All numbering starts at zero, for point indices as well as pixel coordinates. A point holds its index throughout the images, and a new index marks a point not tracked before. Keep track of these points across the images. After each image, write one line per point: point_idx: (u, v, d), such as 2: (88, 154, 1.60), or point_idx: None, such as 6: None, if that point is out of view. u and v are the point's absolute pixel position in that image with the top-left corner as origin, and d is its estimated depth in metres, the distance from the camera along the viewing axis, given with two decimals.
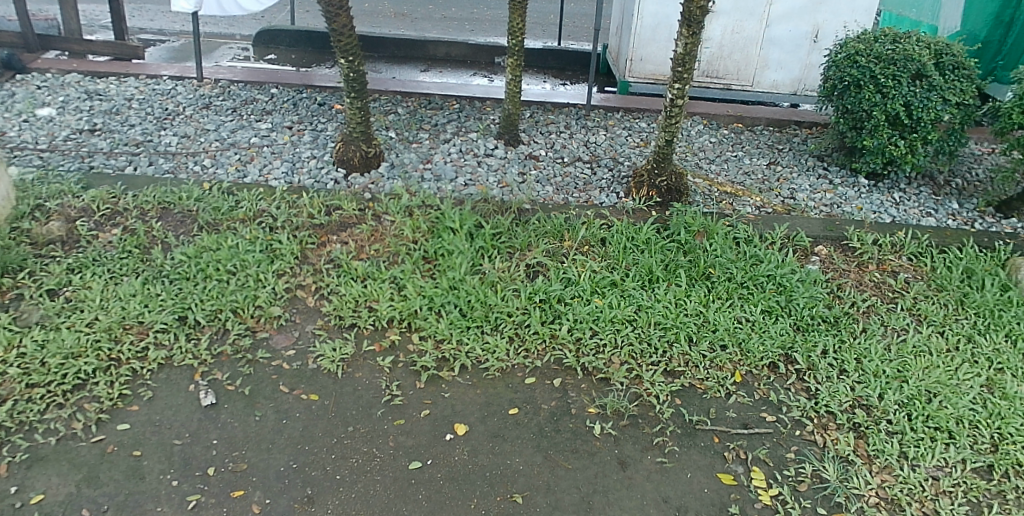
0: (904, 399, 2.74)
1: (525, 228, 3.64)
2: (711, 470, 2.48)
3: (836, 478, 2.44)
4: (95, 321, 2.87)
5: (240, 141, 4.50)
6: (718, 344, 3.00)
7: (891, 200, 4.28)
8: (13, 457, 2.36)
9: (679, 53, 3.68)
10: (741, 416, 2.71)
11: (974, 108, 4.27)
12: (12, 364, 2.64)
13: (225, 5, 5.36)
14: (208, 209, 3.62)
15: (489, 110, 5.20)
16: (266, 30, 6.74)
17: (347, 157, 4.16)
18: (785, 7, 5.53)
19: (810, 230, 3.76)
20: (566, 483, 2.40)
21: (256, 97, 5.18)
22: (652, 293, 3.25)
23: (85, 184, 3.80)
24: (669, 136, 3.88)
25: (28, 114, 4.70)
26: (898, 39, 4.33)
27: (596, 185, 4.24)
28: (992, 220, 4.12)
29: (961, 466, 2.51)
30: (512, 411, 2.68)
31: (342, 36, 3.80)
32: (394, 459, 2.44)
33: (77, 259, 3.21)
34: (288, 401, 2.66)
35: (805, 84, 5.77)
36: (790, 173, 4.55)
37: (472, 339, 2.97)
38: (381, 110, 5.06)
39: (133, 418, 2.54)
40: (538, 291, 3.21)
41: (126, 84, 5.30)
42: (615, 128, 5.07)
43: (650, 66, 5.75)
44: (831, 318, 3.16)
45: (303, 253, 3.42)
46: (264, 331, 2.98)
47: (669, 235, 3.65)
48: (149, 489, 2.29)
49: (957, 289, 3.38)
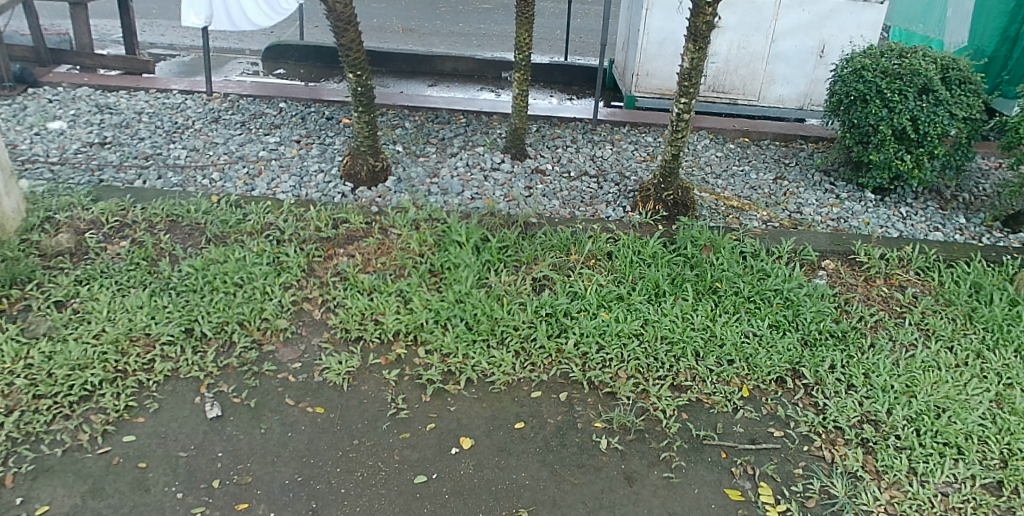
0: (913, 414, 2.71)
1: (531, 242, 3.64)
2: (717, 485, 2.46)
3: (844, 494, 2.42)
4: (102, 333, 2.88)
5: (248, 154, 4.53)
6: (725, 359, 2.98)
7: (898, 215, 4.27)
8: (19, 467, 2.36)
9: (685, 67, 3.70)
10: (748, 431, 2.69)
11: (981, 123, 4.27)
12: (19, 376, 2.65)
13: (236, 20, 5.38)
14: (216, 222, 3.64)
15: (496, 125, 5.22)
16: (275, 46, 6.83)
17: (354, 171, 4.19)
18: (791, 23, 5.56)
19: (817, 245, 3.76)
20: (573, 497, 2.38)
21: (265, 111, 5.21)
22: (659, 307, 3.24)
23: (95, 197, 3.83)
24: (675, 151, 3.90)
25: (39, 128, 4.75)
26: (904, 55, 4.34)
27: (602, 199, 4.25)
28: (999, 235, 4.10)
29: (971, 482, 2.48)
30: (517, 425, 2.67)
31: (350, 51, 3.84)
32: (400, 473, 2.43)
33: (85, 271, 3.22)
34: (293, 414, 2.66)
35: (812, 99, 5.78)
36: (797, 188, 4.54)
37: (478, 353, 2.96)
38: (388, 125, 5.10)
39: (138, 430, 2.54)
40: (544, 304, 3.21)
41: (136, 97, 5.35)
42: (621, 142, 5.08)
43: (656, 81, 5.79)
44: (839, 333, 3.14)
45: (310, 266, 3.43)
46: (270, 344, 2.98)
47: (675, 249, 3.65)
48: (154, 501, 2.28)
49: (966, 303, 3.36)
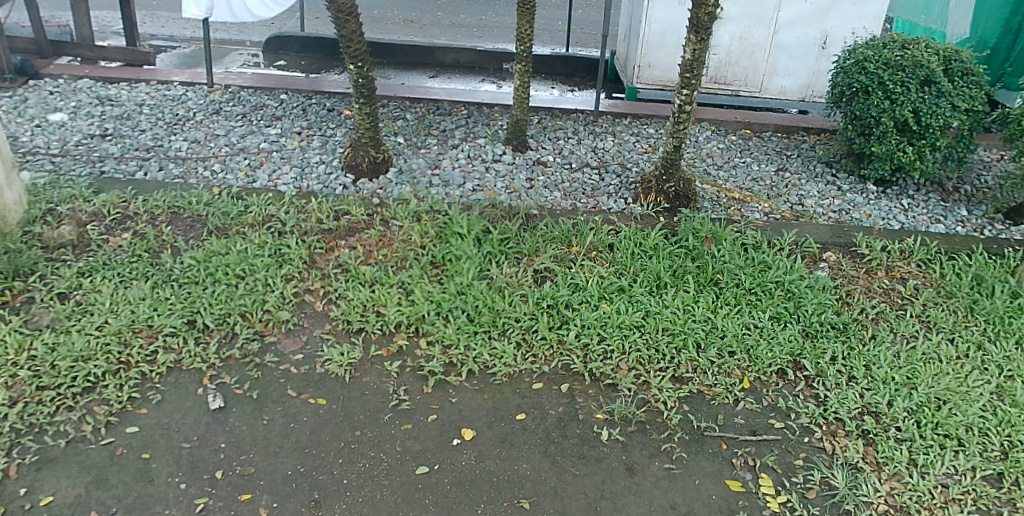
0: (914, 406, 2.72)
1: (532, 234, 3.64)
2: (718, 477, 2.47)
3: (844, 485, 2.43)
4: (105, 324, 2.89)
5: (250, 146, 4.53)
6: (726, 351, 2.99)
7: (900, 206, 4.27)
8: (23, 459, 2.37)
9: (686, 59, 3.69)
10: (749, 422, 2.70)
11: (983, 115, 4.26)
12: (22, 367, 2.66)
13: (236, 12, 5.40)
14: (218, 214, 3.64)
15: (498, 116, 5.21)
16: (275, 37, 6.82)
17: (355, 162, 4.18)
18: (793, 14, 5.54)
19: (819, 237, 3.75)
20: (574, 488, 2.39)
21: (266, 103, 5.21)
22: (661, 299, 3.25)
23: (97, 189, 3.83)
24: (678, 142, 3.89)
25: (40, 119, 4.74)
26: (907, 46, 4.33)
27: (604, 191, 4.24)
28: (1001, 227, 4.10)
29: (971, 473, 2.49)
30: (519, 416, 2.68)
31: (351, 43, 3.82)
32: (402, 464, 2.44)
33: (87, 263, 3.23)
34: (296, 406, 2.67)
35: (814, 90, 5.77)
36: (799, 179, 4.53)
37: (480, 345, 2.96)
38: (390, 116, 5.09)
39: (141, 421, 2.55)
40: (546, 297, 3.21)
41: (137, 89, 5.35)
42: (623, 134, 5.07)
43: (658, 72, 5.77)
44: (840, 325, 3.14)
45: (312, 258, 3.44)
46: (272, 335, 2.99)
47: (677, 241, 3.65)
48: (158, 492, 2.29)
49: (967, 296, 3.36)
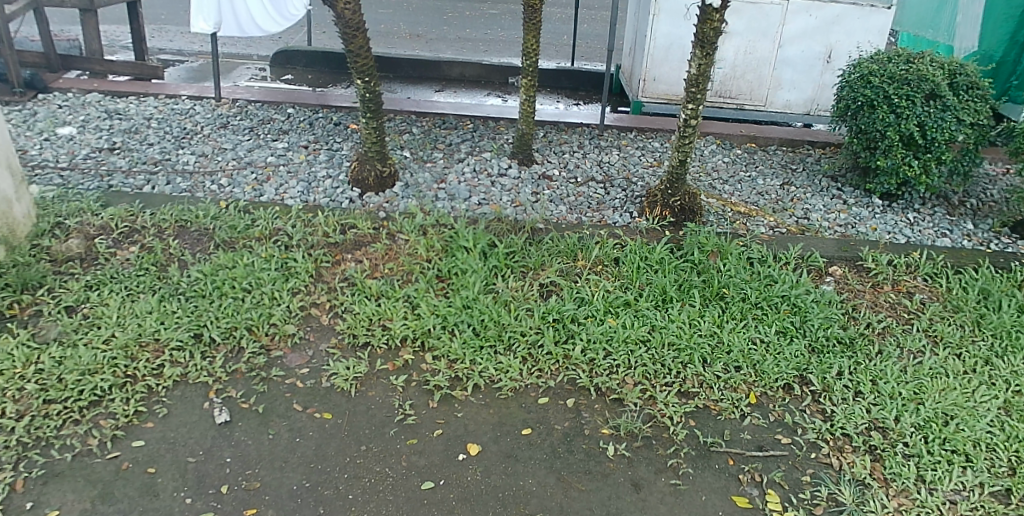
0: (921, 421, 2.70)
1: (538, 248, 3.65)
2: (725, 493, 2.46)
3: (852, 502, 2.42)
4: (112, 338, 2.90)
5: (257, 160, 4.56)
6: (732, 366, 2.98)
7: (905, 220, 4.26)
8: (30, 472, 2.37)
9: (692, 74, 3.70)
10: (756, 438, 2.69)
11: (988, 129, 4.28)
12: (30, 380, 2.67)
13: (244, 27, 5.42)
14: (224, 228, 3.66)
15: (504, 130, 5.24)
16: (283, 52, 6.88)
17: (363, 176, 4.20)
18: (798, 28, 5.56)
19: (824, 251, 3.75)
20: (580, 504, 2.38)
21: (273, 117, 5.24)
22: (667, 313, 3.24)
23: (104, 202, 3.86)
24: (682, 156, 3.90)
25: (49, 133, 4.78)
26: (911, 60, 4.34)
27: (610, 205, 4.25)
28: (1008, 240, 4.09)
29: (979, 490, 2.47)
30: (524, 431, 2.68)
31: (358, 58, 3.84)
32: (406, 479, 2.43)
33: (95, 276, 3.25)
34: (300, 420, 2.67)
35: (818, 104, 5.79)
36: (804, 193, 4.54)
37: (485, 359, 2.96)
38: (396, 130, 5.12)
39: (148, 435, 2.56)
40: (551, 311, 3.21)
41: (145, 103, 5.39)
42: (628, 148, 5.08)
43: (663, 86, 5.79)
44: (847, 340, 3.13)
45: (317, 272, 3.45)
46: (278, 349, 2.99)
47: (682, 255, 3.65)
48: (163, 506, 2.29)
49: (973, 310, 3.35)
